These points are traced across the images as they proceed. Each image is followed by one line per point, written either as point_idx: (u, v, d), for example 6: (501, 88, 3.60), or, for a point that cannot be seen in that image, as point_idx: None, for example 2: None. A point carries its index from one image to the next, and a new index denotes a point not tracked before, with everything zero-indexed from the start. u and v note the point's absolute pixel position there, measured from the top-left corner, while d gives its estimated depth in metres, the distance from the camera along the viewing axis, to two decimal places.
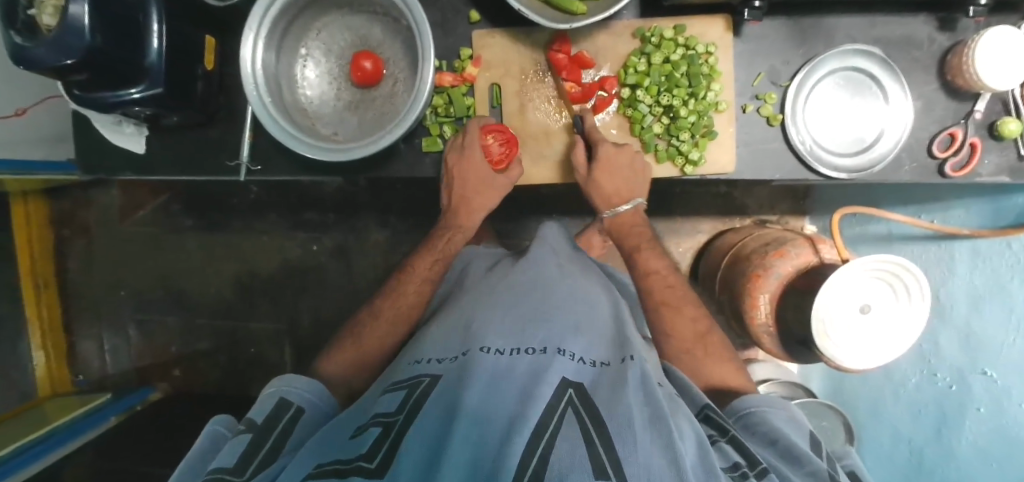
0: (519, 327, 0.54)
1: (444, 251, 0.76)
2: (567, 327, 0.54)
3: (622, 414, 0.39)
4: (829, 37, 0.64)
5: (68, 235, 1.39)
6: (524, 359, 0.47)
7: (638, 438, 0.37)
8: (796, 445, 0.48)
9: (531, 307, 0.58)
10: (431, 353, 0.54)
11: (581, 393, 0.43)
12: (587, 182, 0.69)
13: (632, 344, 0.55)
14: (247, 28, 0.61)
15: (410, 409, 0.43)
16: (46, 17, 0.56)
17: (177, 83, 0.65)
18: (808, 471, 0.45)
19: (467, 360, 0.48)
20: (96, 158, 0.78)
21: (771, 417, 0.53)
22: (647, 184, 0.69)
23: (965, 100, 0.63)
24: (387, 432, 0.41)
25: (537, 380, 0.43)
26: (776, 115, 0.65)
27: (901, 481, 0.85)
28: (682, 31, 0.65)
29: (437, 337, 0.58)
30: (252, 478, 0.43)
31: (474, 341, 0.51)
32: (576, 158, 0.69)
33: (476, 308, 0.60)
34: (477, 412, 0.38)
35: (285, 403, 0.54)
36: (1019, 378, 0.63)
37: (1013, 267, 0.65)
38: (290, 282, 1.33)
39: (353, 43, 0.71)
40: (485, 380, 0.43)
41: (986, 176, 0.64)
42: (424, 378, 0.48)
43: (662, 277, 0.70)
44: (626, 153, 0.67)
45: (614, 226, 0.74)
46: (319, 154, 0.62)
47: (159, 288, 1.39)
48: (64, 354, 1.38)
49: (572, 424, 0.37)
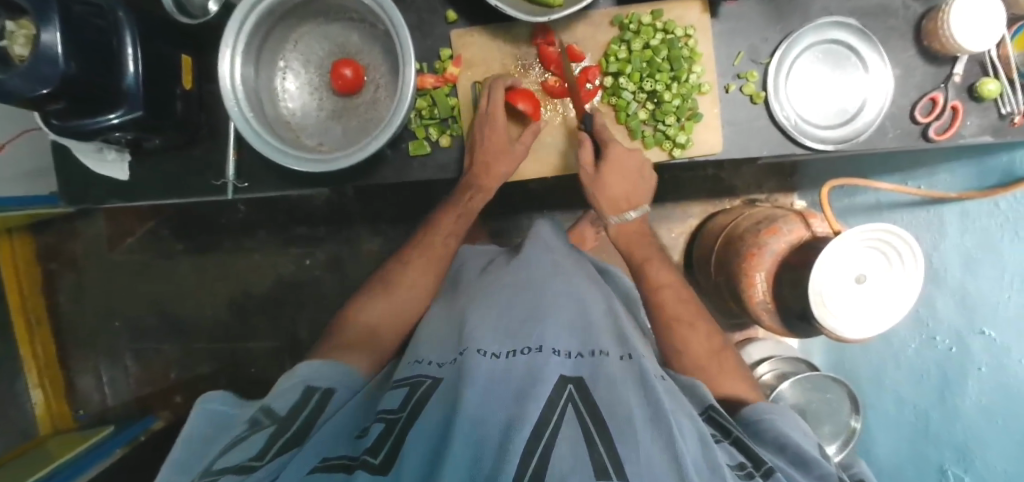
0: (518, 324, 0.54)
1: (467, 209, 0.76)
2: (567, 322, 0.54)
3: (622, 410, 0.39)
4: (805, 12, 0.65)
5: (56, 269, 1.37)
6: (520, 360, 0.46)
7: (639, 437, 0.37)
8: (807, 451, 0.49)
9: (529, 304, 0.58)
10: (430, 354, 0.54)
11: (581, 388, 0.42)
12: (593, 182, 0.68)
13: (633, 342, 0.53)
14: (224, 44, 0.60)
15: (413, 407, 0.43)
16: (17, 47, 0.55)
17: (157, 105, 0.65)
18: (819, 475, 0.47)
19: (463, 360, 0.47)
20: (78, 187, 0.77)
21: (780, 425, 0.53)
22: (651, 182, 0.69)
23: (944, 64, 0.64)
24: (390, 430, 0.41)
25: (536, 379, 0.42)
26: (759, 93, 0.65)
27: (908, 444, 0.84)
28: (659, 16, 0.65)
29: (433, 341, 0.58)
30: (273, 456, 0.42)
31: (471, 341, 0.51)
32: (582, 157, 0.67)
33: (473, 306, 0.60)
34: (477, 410, 0.38)
35: (312, 389, 0.54)
36: (1016, 335, 0.62)
37: (1002, 225, 0.66)
38: (286, 299, 1.32)
39: (331, 52, 0.71)
40: (484, 378, 0.43)
41: (969, 137, 0.64)
42: (426, 379, 0.48)
43: (673, 291, 0.69)
44: (636, 154, 0.67)
45: (618, 233, 0.73)
46: (306, 166, 0.61)
47: (154, 315, 1.37)
48: (62, 390, 1.36)
49: (572, 423, 0.38)
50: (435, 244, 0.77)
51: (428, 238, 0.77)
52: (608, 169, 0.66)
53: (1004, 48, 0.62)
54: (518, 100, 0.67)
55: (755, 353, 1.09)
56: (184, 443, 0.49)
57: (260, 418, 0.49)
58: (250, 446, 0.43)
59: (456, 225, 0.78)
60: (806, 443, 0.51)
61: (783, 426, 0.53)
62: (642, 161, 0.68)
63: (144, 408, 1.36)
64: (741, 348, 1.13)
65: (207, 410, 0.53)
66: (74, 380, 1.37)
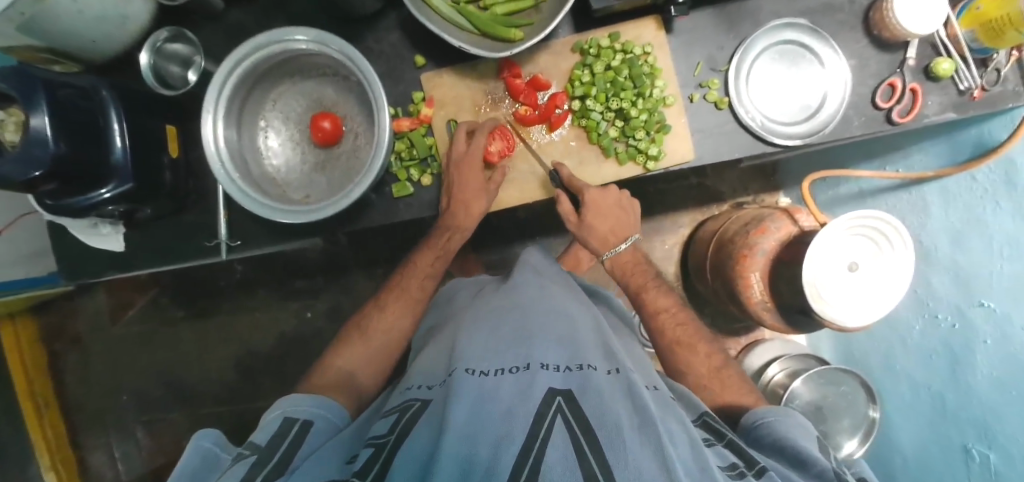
0: (504, 344, 0.54)
1: (445, 248, 0.80)
2: (553, 339, 0.55)
3: (611, 419, 0.40)
4: (755, 17, 0.67)
5: (61, 349, 1.37)
6: (508, 378, 0.47)
7: (628, 443, 0.38)
8: (801, 447, 0.49)
9: (515, 325, 0.58)
10: (420, 380, 0.56)
11: (570, 399, 0.43)
12: (581, 227, 0.73)
13: (619, 355, 0.56)
14: (205, 110, 0.63)
15: (400, 430, 0.45)
16: (8, 133, 0.58)
17: (147, 176, 0.67)
18: (815, 473, 0.47)
19: (451, 382, 0.48)
20: (78, 264, 0.79)
21: (778, 426, 0.53)
22: (632, 218, 0.75)
23: (897, 50, 0.66)
24: (379, 452, 0.43)
25: (524, 396, 0.43)
26: (723, 99, 0.67)
27: (928, 428, 0.82)
28: (617, 38, 0.68)
29: (425, 367, 0.59)
30: None
31: (459, 363, 0.51)
32: (565, 210, 0.72)
33: (460, 332, 0.61)
34: (465, 429, 0.39)
35: (291, 420, 0.54)
36: (1012, 301, 0.62)
37: (982, 197, 0.67)
38: (291, 353, 1.32)
39: (309, 107, 0.74)
40: (471, 398, 0.43)
41: (934, 116, 0.66)
42: (414, 402, 0.50)
43: (671, 316, 0.73)
44: (611, 193, 0.72)
45: (616, 265, 0.78)
46: (292, 218, 0.63)
47: (161, 383, 1.36)
48: (74, 471, 1.34)
49: (562, 433, 0.38)
50: (417, 283, 0.80)
51: (418, 278, 0.81)
52: (592, 213, 0.71)
53: (951, 27, 0.64)
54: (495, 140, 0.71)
55: (763, 355, 1.09)
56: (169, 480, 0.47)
57: (242, 454, 0.47)
58: (231, 476, 0.43)
59: (434, 266, 0.81)
60: (806, 441, 0.51)
61: (782, 427, 0.53)
62: (617, 198, 0.73)
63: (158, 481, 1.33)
64: (749, 352, 1.13)
65: (197, 447, 0.50)
66: (85, 459, 1.35)
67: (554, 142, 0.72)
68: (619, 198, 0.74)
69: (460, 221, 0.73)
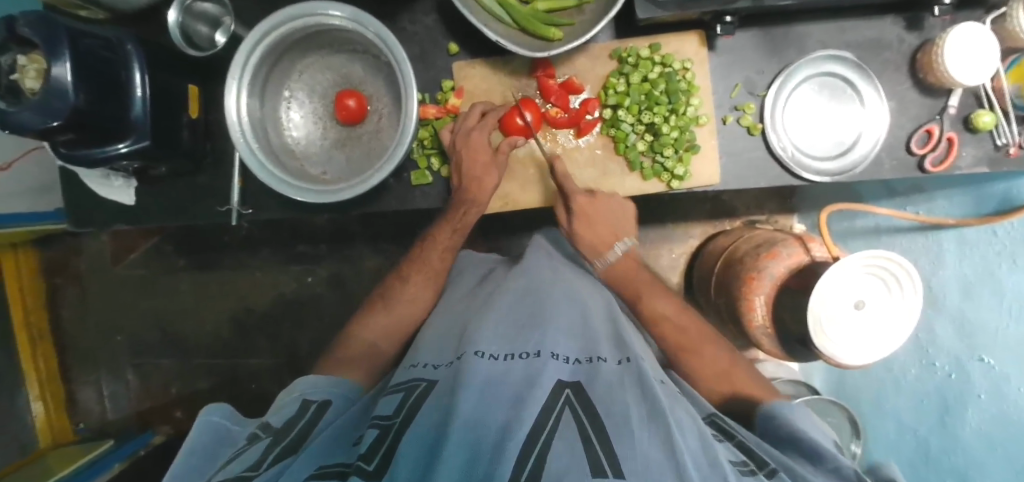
0: (513, 332, 0.55)
1: (464, 222, 0.72)
2: (563, 331, 0.56)
3: (619, 412, 0.40)
4: (801, 44, 0.66)
5: (59, 283, 1.38)
6: (519, 363, 0.48)
7: (635, 437, 0.37)
8: (818, 442, 0.47)
9: (526, 313, 0.59)
10: (426, 358, 0.56)
11: (578, 392, 0.44)
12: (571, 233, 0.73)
13: (631, 345, 0.55)
14: (230, 78, 0.61)
15: (406, 413, 0.45)
16: (29, 81, 0.56)
17: (164, 133, 0.66)
18: (829, 467, 0.45)
19: (461, 364, 0.48)
20: (85, 210, 0.78)
21: (793, 418, 0.52)
22: (630, 223, 0.71)
23: (939, 96, 0.65)
24: (385, 433, 0.42)
25: (533, 383, 0.44)
26: (756, 125, 0.66)
27: (907, 472, 0.83)
28: (658, 49, 0.67)
29: (430, 346, 0.60)
30: (272, 466, 0.43)
31: (468, 345, 0.52)
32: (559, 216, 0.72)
33: (471, 315, 0.62)
34: (473, 412, 0.39)
35: (307, 404, 0.56)
36: (1017, 368, 0.63)
37: (1000, 255, 0.67)
38: (287, 315, 1.33)
39: (336, 82, 0.72)
40: (479, 383, 0.43)
41: (966, 168, 0.65)
42: (420, 382, 0.50)
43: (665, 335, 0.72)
44: (602, 200, 0.69)
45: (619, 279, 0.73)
46: (309, 197, 0.62)
47: (156, 330, 1.37)
48: (63, 404, 1.36)
49: (570, 424, 0.39)
50: (416, 276, 0.76)
51: (404, 266, 0.77)
52: (580, 221, 0.70)
53: (998, 80, 0.62)
54: (523, 109, 0.68)
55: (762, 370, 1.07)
56: (183, 453, 0.48)
57: (257, 437, 0.49)
58: (248, 457, 0.45)
59: (452, 241, 0.74)
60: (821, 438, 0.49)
61: (795, 420, 0.51)
62: (612, 204, 0.70)
63: (144, 423, 1.36)
64: None
65: (206, 422, 0.51)
66: (75, 394, 1.38)
67: (580, 148, 0.71)
68: (616, 205, 0.71)
69: (472, 202, 0.69)
